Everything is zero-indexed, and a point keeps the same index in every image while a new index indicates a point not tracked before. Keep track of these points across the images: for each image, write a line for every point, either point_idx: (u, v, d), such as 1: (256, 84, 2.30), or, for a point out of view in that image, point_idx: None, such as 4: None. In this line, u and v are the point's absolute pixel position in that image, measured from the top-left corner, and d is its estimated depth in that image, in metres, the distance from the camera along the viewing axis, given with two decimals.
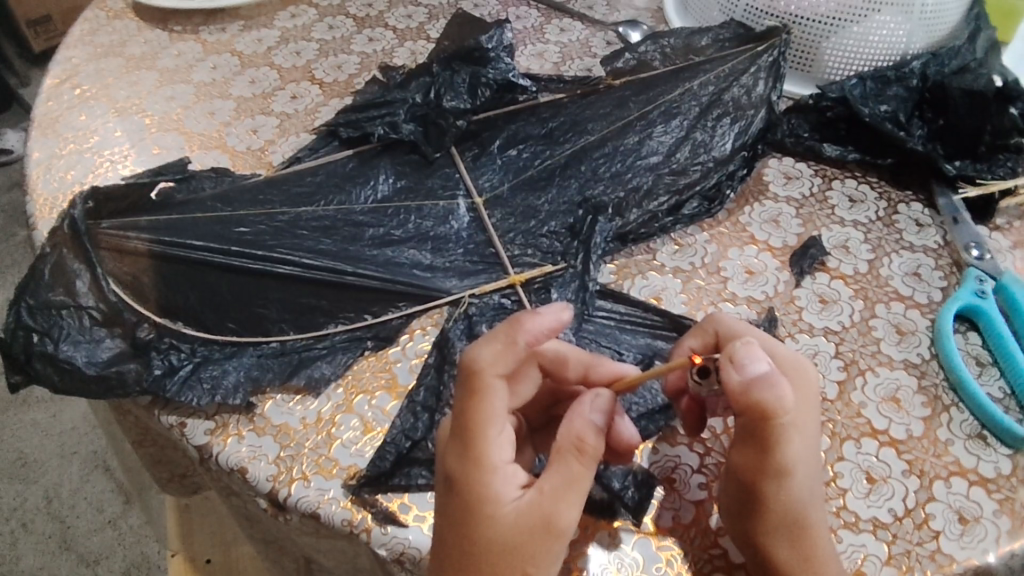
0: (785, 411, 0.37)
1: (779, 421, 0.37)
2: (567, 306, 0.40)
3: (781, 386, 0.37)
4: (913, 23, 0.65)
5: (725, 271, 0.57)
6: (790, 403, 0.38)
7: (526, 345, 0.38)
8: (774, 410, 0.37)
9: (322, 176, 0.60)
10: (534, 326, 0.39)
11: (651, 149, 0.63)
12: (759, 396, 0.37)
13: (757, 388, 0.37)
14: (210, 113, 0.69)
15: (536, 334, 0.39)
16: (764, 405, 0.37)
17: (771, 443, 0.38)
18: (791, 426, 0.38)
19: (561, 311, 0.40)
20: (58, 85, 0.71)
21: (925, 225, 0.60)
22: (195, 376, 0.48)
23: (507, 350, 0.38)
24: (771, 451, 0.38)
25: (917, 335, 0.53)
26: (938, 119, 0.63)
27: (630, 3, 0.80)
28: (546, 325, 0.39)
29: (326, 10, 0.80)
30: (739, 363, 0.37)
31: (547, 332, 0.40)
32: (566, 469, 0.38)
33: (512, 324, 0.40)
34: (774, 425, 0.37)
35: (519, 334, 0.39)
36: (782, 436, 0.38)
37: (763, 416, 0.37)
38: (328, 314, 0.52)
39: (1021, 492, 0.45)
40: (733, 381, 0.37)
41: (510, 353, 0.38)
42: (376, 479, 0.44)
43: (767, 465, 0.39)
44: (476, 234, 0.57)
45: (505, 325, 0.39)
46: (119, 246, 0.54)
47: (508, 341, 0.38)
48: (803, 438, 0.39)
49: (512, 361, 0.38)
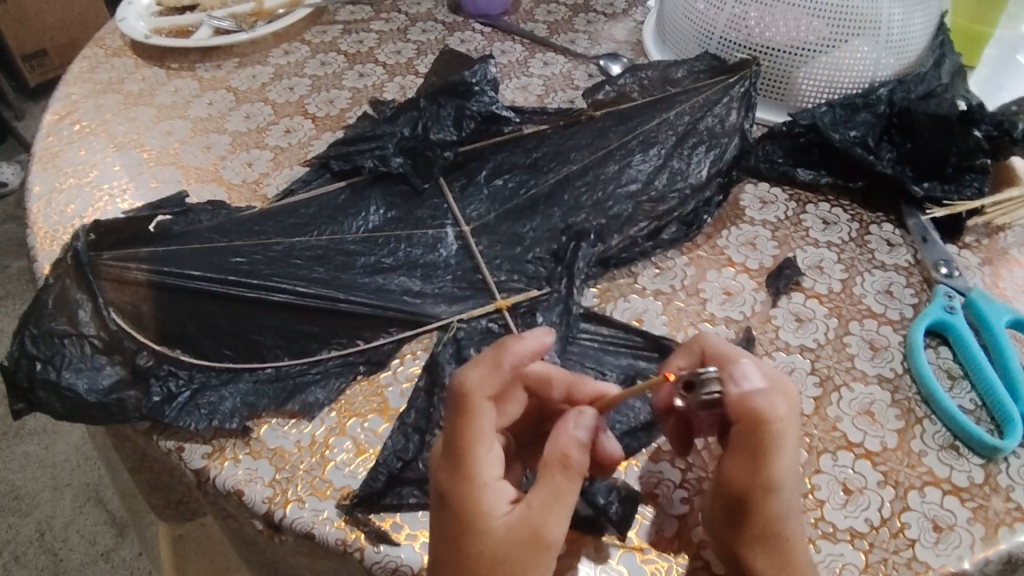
0: (778, 421, 0.38)
1: (772, 430, 0.38)
2: (549, 331, 0.42)
3: (778, 400, 0.38)
4: (878, 53, 0.68)
5: (704, 292, 0.59)
6: (783, 414, 0.38)
7: (510, 368, 0.41)
8: (766, 420, 0.38)
9: (315, 208, 0.63)
10: (518, 349, 0.41)
11: (631, 177, 0.65)
12: (755, 404, 0.38)
13: (753, 397, 0.38)
14: (206, 147, 0.71)
15: (519, 357, 0.41)
16: (758, 413, 0.38)
17: (763, 451, 0.38)
18: (783, 437, 0.38)
19: (544, 336, 0.42)
20: (58, 121, 0.74)
21: (896, 245, 0.62)
22: (192, 402, 0.50)
23: (493, 374, 0.40)
24: (762, 459, 0.38)
25: (889, 350, 0.55)
26: (906, 142, 0.66)
27: (611, 37, 0.83)
28: (529, 347, 0.42)
29: (318, 47, 0.83)
30: (736, 380, 0.39)
31: (532, 353, 0.42)
32: (552, 483, 0.39)
33: (498, 348, 0.42)
34: (766, 434, 0.38)
35: (503, 357, 0.41)
36: (773, 445, 0.38)
37: (755, 427, 0.38)
38: (321, 340, 0.54)
39: (994, 500, 0.47)
40: (732, 389, 0.39)
41: (495, 375, 0.40)
42: (368, 499, 0.46)
43: (757, 476, 0.38)
44: (464, 261, 0.59)
45: (490, 350, 0.41)
46: (119, 276, 0.55)
47: (493, 364, 0.40)
48: (795, 450, 0.38)
49: (498, 383, 0.40)
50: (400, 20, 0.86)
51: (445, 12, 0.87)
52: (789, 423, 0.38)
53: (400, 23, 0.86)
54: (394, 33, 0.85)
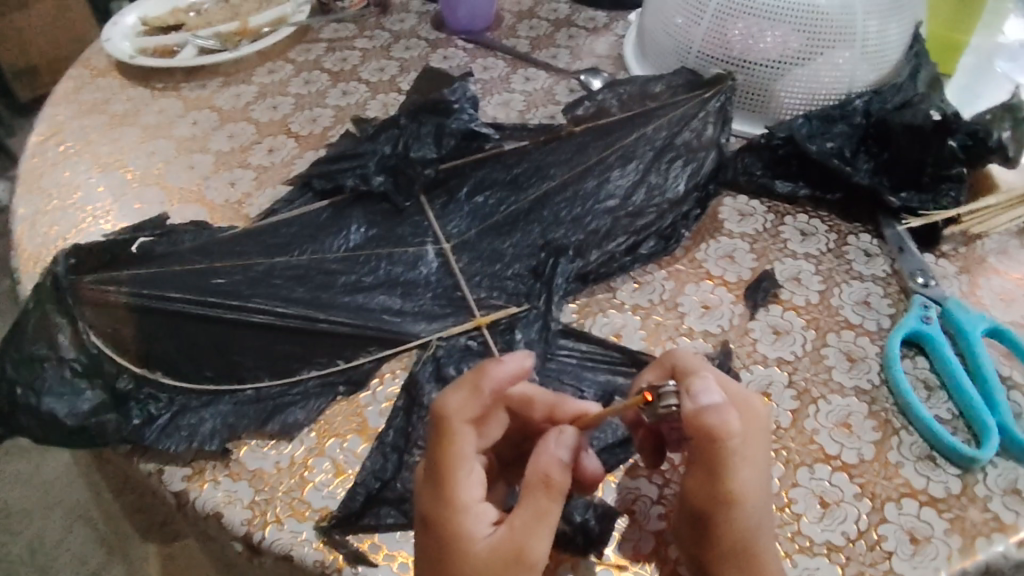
0: (732, 437, 0.38)
1: (724, 446, 0.38)
2: (529, 353, 0.41)
3: (732, 415, 0.38)
4: (854, 65, 0.69)
5: (683, 306, 0.59)
6: (737, 429, 0.38)
7: (491, 393, 0.40)
8: (718, 436, 0.37)
9: (296, 227, 0.63)
10: (498, 373, 0.40)
11: (609, 192, 0.65)
12: (707, 422, 0.38)
13: (705, 414, 0.38)
14: (189, 167, 0.72)
15: (500, 381, 0.40)
16: (711, 430, 0.38)
17: (717, 466, 0.38)
18: (738, 453, 0.38)
19: (524, 358, 0.41)
20: (43, 142, 0.75)
21: (874, 255, 0.63)
22: (172, 424, 0.50)
23: (473, 398, 0.40)
24: (717, 473, 0.38)
25: (867, 361, 0.56)
26: (883, 152, 0.66)
27: (592, 51, 0.84)
28: (510, 371, 0.41)
29: (302, 66, 0.84)
30: (694, 394, 0.39)
31: (513, 378, 0.41)
32: (534, 503, 0.38)
33: (479, 371, 0.42)
34: (719, 450, 0.38)
35: (484, 381, 0.40)
36: (726, 461, 0.38)
37: (709, 443, 0.38)
38: (301, 360, 0.54)
39: (971, 511, 0.47)
40: (687, 405, 0.39)
41: (475, 399, 0.40)
42: (346, 520, 0.46)
43: (715, 490, 0.38)
44: (444, 278, 0.60)
45: (471, 373, 0.41)
46: (100, 299, 0.55)
47: (473, 388, 0.40)
48: (752, 466, 0.38)
49: (479, 407, 0.40)
50: (383, 37, 0.87)
51: (428, 28, 0.88)
52: (744, 438, 0.38)
53: (383, 40, 0.87)
54: (377, 50, 0.85)
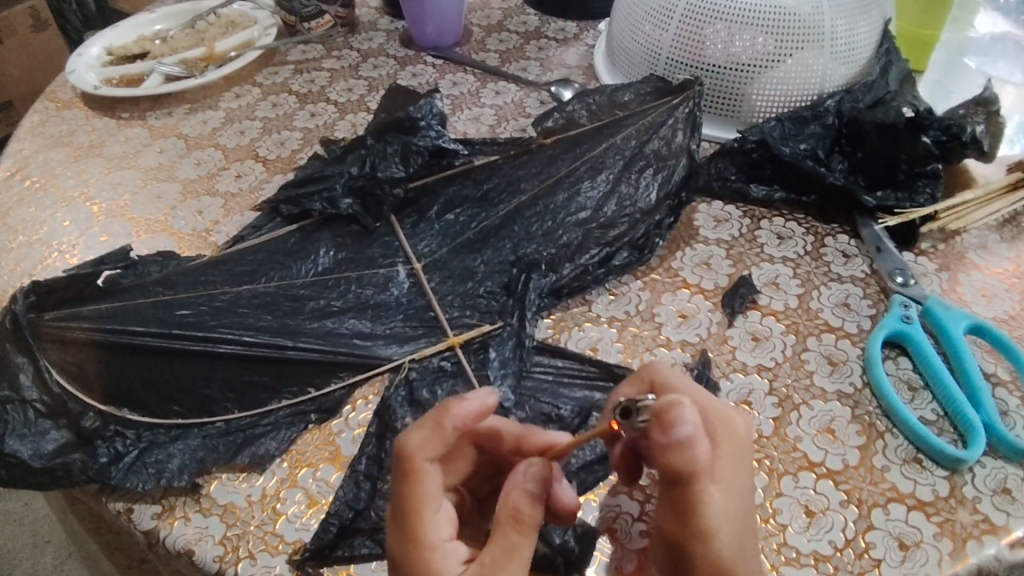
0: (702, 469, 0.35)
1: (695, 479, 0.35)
2: (493, 391, 0.40)
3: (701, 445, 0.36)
4: (824, 64, 0.68)
5: (659, 316, 0.58)
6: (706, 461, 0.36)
7: (453, 430, 0.39)
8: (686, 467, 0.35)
9: (264, 253, 0.62)
10: (460, 411, 0.39)
11: (580, 205, 0.65)
12: (674, 456, 0.35)
13: (673, 448, 0.35)
14: (156, 197, 0.71)
15: (463, 418, 0.39)
16: (679, 463, 0.35)
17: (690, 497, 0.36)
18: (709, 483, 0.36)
19: (487, 396, 0.40)
20: (7, 178, 0.73)
21: (852, 256, 0.62)
22: (139, 462, 0.49)
23: (435, 436, 0.38)
24: (691, 506, 0.36)
25: (848, 365, 0.55)
26: (857, 152, 0.66)
27: (562, 62, 0.83)
28: (472, 409, 0.39)
29: (269, 89, 0.83)
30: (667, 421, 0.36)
31: (476, 415, 0.40)
32: (504, 540, 0.37)
33: (442, 408, 0.40)
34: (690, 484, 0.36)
35: (446, 419, 0.39)
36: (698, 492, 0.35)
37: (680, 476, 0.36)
38: (271, 390, 0.53)
39: (960, 513, 0.46)
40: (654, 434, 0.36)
41: (437, 437, 0.38)
42: (319, 553, 0.45)
43: (689, 522, 0.36)
44: (415, 299, 0.59)
45: (433, 411, 0.40)
46: (61, 336, 0.54)
47: (435, 426, 0.39)
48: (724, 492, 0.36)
49: (442, 445, 0.39)
50: (351, 57, 0.86)
51: (396, 46, 0.87)
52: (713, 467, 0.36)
53: (351, 60, 0.86)
54: (345, 70, 0.84)
